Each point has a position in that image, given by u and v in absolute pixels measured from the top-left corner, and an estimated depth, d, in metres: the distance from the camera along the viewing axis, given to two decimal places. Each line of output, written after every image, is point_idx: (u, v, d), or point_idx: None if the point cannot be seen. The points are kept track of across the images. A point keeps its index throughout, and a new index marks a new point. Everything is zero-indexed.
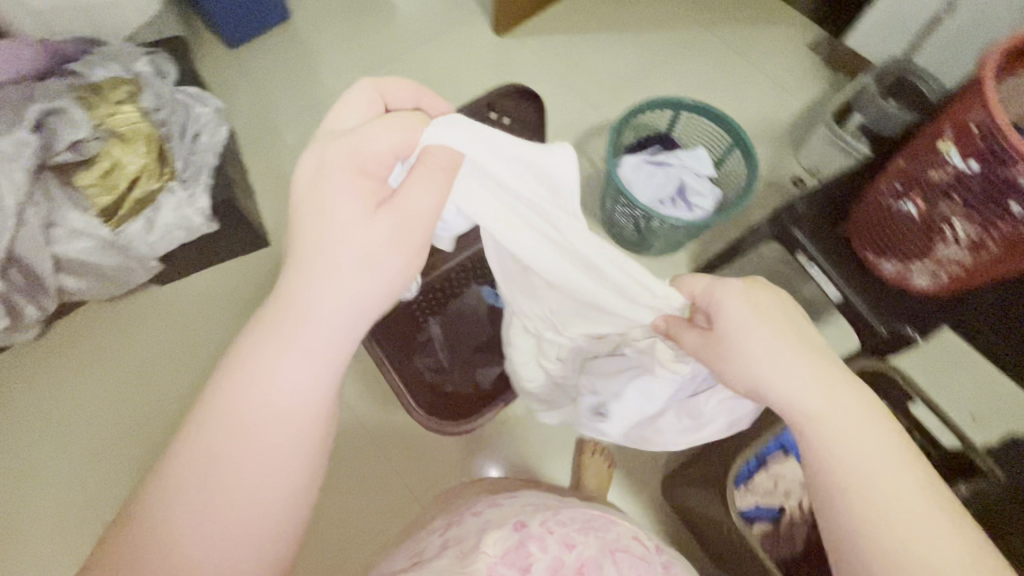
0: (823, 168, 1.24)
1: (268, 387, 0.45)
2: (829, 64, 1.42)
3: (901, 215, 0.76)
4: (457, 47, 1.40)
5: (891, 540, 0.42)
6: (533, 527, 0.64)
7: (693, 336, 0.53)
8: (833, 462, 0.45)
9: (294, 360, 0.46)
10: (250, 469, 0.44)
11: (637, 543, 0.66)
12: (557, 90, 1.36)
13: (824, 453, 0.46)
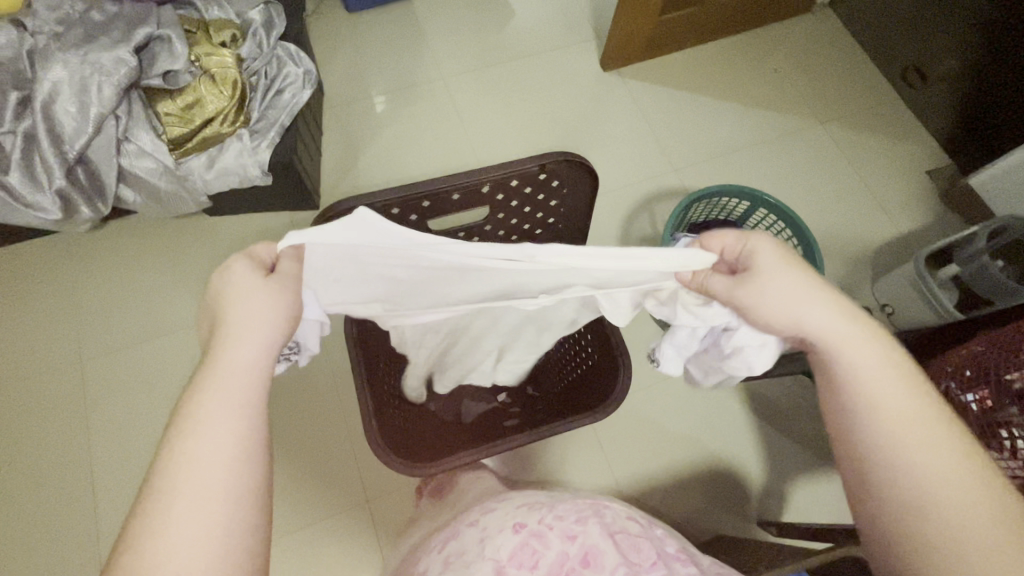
0: (897, 308, 1.13)
1: (202, 433, 0.39)
2: (943, 198, 1.29)
3: (959, 405, 0.68)
4: (560, 69, 1.38)
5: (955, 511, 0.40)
6: (530, 523, 0.56)
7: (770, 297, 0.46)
8: (869, 408, 0.44)
9: (227, 394, 0.40)
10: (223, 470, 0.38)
11: (635, 520, 0.58)
12: (643, 141, 1.31)
13: (860, 395, 0.45)
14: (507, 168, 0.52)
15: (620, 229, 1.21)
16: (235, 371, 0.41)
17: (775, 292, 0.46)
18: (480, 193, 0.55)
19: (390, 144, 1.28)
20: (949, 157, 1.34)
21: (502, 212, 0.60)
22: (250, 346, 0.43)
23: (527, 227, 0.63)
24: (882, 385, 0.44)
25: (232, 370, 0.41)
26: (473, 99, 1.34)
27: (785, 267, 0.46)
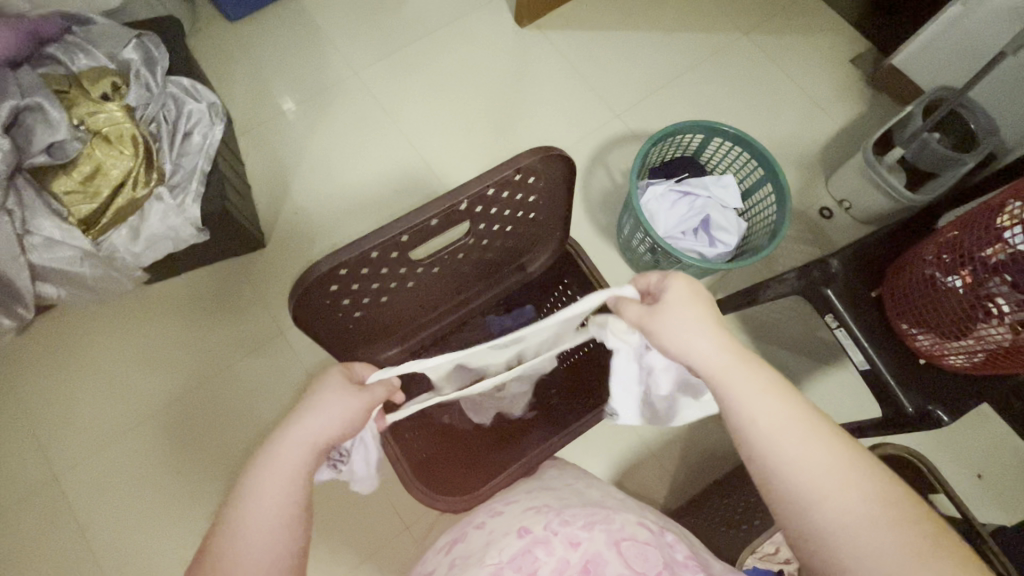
0: (854, 202, 1.17)
1: (247, 517, 0.42)
2: (872, 83, 1.33)
3: (944, 289, 0.71)
4: (476, 34, 1.30)
5: (835, 528, 0.42)
6: (536, 528, 0.56)
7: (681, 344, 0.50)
8: (766, 431, 0.44)
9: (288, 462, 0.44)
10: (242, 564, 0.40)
11: (643, 528, 0.57)
12: (580, 92, 1.27)
13: (759, 428, 0.45)
14: (484, 179, 0.49)
15: (580, 189, 1.19)
16: (287, 452, 0.45)
17: (680, 326, 0.49)
18: (458, 213, 0.51)
19: (319, 158, 1.19)
20: (869, 40, 1.37)
21: (482, 223, 0.56)
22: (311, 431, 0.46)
23: (509, 232, 0.60)
24: (761, 403, 0.45)
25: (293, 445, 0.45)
26: (393, 88, 1.25)
27: (693, 310, 0.50)
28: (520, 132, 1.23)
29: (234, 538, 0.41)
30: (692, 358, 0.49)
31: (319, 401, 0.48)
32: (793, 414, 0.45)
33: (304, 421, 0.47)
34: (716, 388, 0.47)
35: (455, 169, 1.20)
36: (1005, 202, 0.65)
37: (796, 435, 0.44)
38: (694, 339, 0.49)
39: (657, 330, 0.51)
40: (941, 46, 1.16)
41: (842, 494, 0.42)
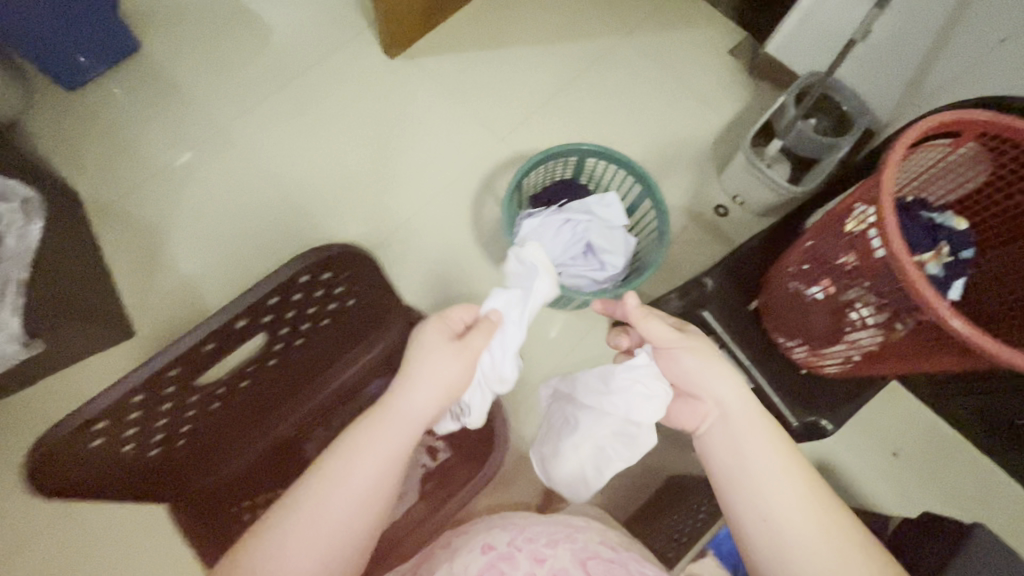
0: (746, 196, 1.16)
1: (333, 488, 0.54)
2: (753, 71, 1.32)
3: (808, 299, 0.69)
4: (343, 71, 1.24)
5: (783, 514, 0.57)
6: (500, 544, 0.62)
7: (689, 364, 0.65)
8: (753, 449, 0.60)
9: (371, 453, 0.56)
10: (337, 513, 0.53)
11: (602, 546, 0.64)
12: (460, 119, 1.23)
13: (756, 447, 0.60)
14: (273, 284, 0.68)
15: (470, 221, 1.15)
16: (390, 442, 0.57)
17: (706, 373, 0.64)
18: (260, 309, 0.70)
19: (186, 231, 1.10)
20: (745, 27, 1.36)
21: (289, 310, 0.72)
22: (413, 409, 0.60)
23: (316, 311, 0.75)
24: (754, 433, 0.61)
25: (376, 443, 0.56)
26: (258, 143, 1.17)
27: (694, 348, 0.66)
28: (401, 169, 1.18)
29: (322, 496, 0.54)
30: (710, 393, 0.64)
31: (421, 374, 0.61)
32: (778, 447, 0.60)
33: (411, 397, 0.60)
34: (724, 419, 0.63)
35: (336, 218, 1.14)
36: (842, 215, 0.63)
37: (753, 456, 0.60)
38: (716, 383, 0.64)
39: (670, 353, 0.67)
40: (807, 30, 1.17)
41: (800, 491, 0.58)
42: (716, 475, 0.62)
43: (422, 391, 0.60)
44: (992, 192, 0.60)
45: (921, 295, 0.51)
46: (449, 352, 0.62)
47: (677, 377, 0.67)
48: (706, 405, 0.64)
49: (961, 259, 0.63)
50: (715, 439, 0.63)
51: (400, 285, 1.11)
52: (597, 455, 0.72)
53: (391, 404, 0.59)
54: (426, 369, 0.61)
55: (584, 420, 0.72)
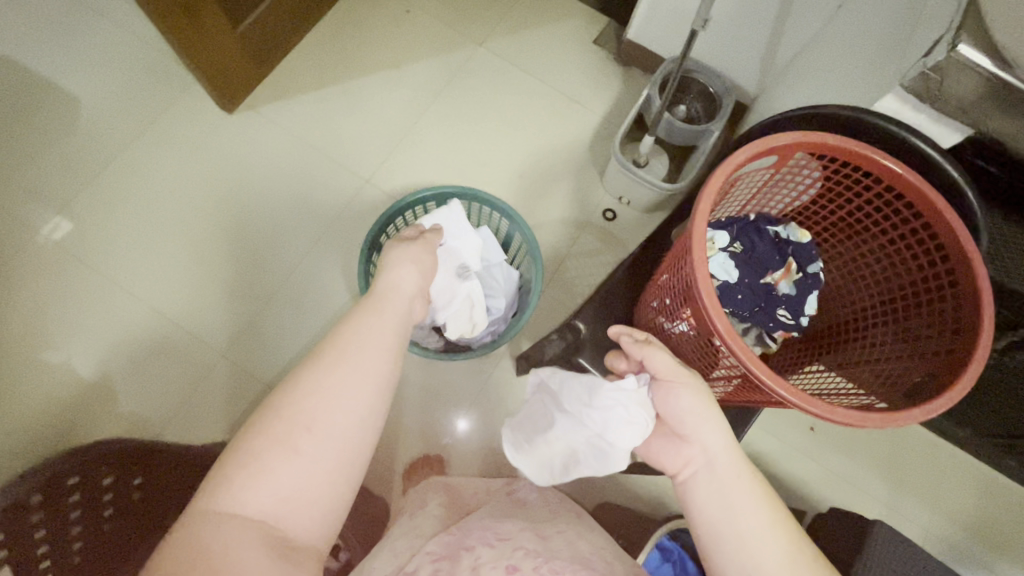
0: (630, 197, 1.11)
1: (290, 442, 0.45)
2: (620, 59, 1.26)
3: (668, 336, 0.66)
4: (177, 136, 1.15)
5: None
6: (524, 567, 0.56)
7: (684, 399, 0.53)
8: (742, 498, 0.47)
9: (367, 358, 0.50)
10: (294, 466, 0.44)
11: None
12: (318, 166, 1.14)
13: (744, 494, 0.48)
14: None
15: (345, 277, 1.07)
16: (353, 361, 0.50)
17: (692, 411, 0.52)
18: None
19: (33, 339, 1.02)
20: (606, 13, 1.29)
21: None
22: (375, 355, 0.51)
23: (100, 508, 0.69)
24: (739, 482, 0.48)
25: (365, 342, 0.51)
26: (101, 229, 1.09)
27: (693, 382, 0.53)
28: (261, 234, 1.10)
29: (289, 441, 0.45)
30: (691, 431, 0.51)
31: (367, 342, 0.52)
32: (761, 498, 0.48)
33: (367, 327, 0.53)
34: (706, 468, 0.50)
35: (195, 301, 1.06)
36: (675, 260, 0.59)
37: (740, 508, 0.47)
38: (704, 424, 0.51)
39: (665, 385, 0.54)
40: (658, 14, 1.12)
41: (797, 560, 0.45)
42: (698, 533, 0.48)
43: (400, 279, 0.60)
44: (824, 202, 0.59)
45: (735, 343, 0.48)
46: (410, 260, 0.62)
47: (667, 413, 0.54)
48: (683, 449, 0.52)
49: (810, 273, 0.61)
50: (696, 487, 0.50)
51: (278, 359, 1.03)
52: (562, 459, 0.61)
53: (373, 307, 0.55)
54: (401, 270, 0.61)
55: (560, 434, 0.60)
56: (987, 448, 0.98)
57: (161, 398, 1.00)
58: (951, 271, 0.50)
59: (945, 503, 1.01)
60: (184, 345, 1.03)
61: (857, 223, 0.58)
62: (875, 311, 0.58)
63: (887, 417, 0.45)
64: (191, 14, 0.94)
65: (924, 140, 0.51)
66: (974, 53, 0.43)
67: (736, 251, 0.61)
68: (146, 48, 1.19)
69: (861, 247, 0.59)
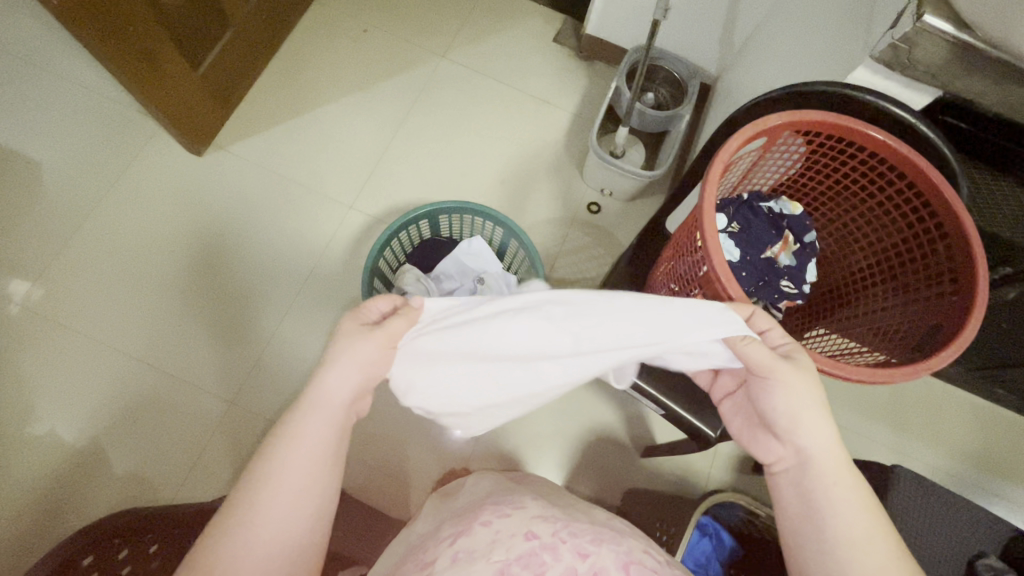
0: (612, 188, 1.13)
1: (265, 507, 0.42)
2: (583, 54, 1.28)
3: None
4: (148, 183, 1.12)
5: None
6: (543, 533, 0.47)
7: (781, 395, 0.48)
8: (839, 503, 0.45)
9: (302, 460, 0.44)
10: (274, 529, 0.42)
11: (650, 556, 0.49)
12: (299, 197, 1.13)
13: (844, 499, 0.45)
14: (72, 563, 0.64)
15: (343, 304, 1.07)
16: (321, 410, 0.46)
17: (798, 409, 0.47)
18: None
19: (23, 411, 0.98)
20: (563, 11, 1.31)
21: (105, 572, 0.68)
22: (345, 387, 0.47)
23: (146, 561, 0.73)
24: (845, 489, 0.45)
25: (300, 451, 0.44)
26: (81, 291, 1.05)
27: (807, 382, 0.47)
28: (250, 272, 1.08)
29: (263, 503, 0.42)
30: (797, 432, 0.47)
31: (355, 371, 0.48)
32: (864, 506, 0.45)
33: (349, 359, 0.47)
34: (806, 471, 0.47)
35: (191, 349, 1.03)
36: (680, 246, 0.61)
37: (836, 501, 0.45)
38: (810, 424, 0.47)
39: (766, 376, 0.48)
40: (616, 7, 1.14)
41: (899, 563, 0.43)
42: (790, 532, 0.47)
43: (334, 382, 0.47)
44: (811, 174, 0.63)
45: (756, 321, 0.49)
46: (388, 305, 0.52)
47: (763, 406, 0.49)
48: (781, 446, 0.49)
49: (806, 243, 0.64)
50: (792, 486, 0.48)
51: (284, 395, 1.02)
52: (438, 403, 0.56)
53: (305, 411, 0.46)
54: (337, 369, 0.47)
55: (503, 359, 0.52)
56: (976, 382, 1.04)
57: (168, 452, 0.98)
58: (939, 224, 0.54)
59: (946, 439, 1.07)
60: (186, 395, 1.01)
61: (845, 189, 0.61)
62: (871, 268, 0.62)
63: (907, 370, 0.47)
64: (152, 59, 0.92)
65: (899, 107, 0.54)
66: (939, 21, 0.47)
67: (734, 230, 0.63)
68: (103, 99, 1.16)
69: (851, 212, 0.62)
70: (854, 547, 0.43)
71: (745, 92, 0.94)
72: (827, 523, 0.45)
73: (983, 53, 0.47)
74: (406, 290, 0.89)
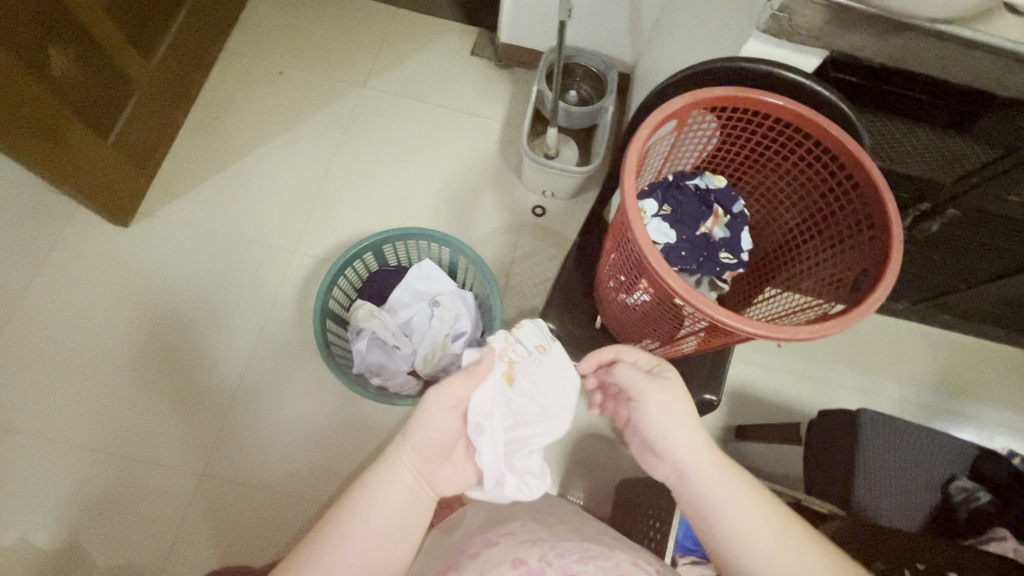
0: (553, 189, 1.14)
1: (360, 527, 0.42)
2: (503, 62, 1.29)
3: (627, 312, 0.68)
4: (77, 264, 1.07)
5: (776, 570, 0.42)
6: (531, 557, 0.47)
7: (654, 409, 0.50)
8: (738, 512, 0.44)
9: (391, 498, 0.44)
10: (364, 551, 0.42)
11: (639, 568, 0.48)
12: (241, 249, 1.10)
13: (730, 506, 0.45)
14: None
15: (305, 351, 1.04)
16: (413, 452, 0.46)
17: (663, 417, 0.50)
18: None
19: None
20: (477, 24, 1.32)
21: None
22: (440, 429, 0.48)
23: None
24: (733, 492, 0.45)
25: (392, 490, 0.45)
26: (23, 391, 0.99)
27: (675, 401, 0.50)
28: (202, 335, 1.04)
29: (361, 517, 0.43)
30: (675, 449, 0.48)
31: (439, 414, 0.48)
32: (747, 493, 0.45)
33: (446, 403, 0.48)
34: (686, 480, 0.48)
35: (152, 426, 0.99)
36: (617, 238, 0.62)
37: (715, 499, 0.45)
38: (680, 434, 0.49)
39: (643, 410, 0.51)
40: (525, 12, 1.16)
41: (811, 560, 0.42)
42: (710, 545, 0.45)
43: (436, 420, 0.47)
44: (727, 148, 0.65)
45: (696, 301, 0.50)
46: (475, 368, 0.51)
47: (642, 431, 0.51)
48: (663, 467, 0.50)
49: (736, 213, 0.66)
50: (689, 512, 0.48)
51: (258, 456, 0.98)
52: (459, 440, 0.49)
53: (380, 479, 0.45)
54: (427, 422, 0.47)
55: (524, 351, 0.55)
56: (924, 312, 1.10)
57: (144, 539, 0.93)
58: (849, 174, 0.56)
59: (908, 371, 1.11)
60: (154, 475, 0.96)
61: (761, 156, 0.64)
62: (800, 228, 0.64)
63: (842, 320, 0.49)
64: (57, 136, 0.88)
65: (793, 71, 0.57)
66: None
67: (666, 213, 0.64)
68: (14, 184, 1.10)
69: (772, 177, 0.64)
70: (726, 507, 0.45)
71: (660, 76, 0.96)
72: (717, 517, 0.45)
73: (854, 10, 0.50)
74: (360, 330, 0.89)
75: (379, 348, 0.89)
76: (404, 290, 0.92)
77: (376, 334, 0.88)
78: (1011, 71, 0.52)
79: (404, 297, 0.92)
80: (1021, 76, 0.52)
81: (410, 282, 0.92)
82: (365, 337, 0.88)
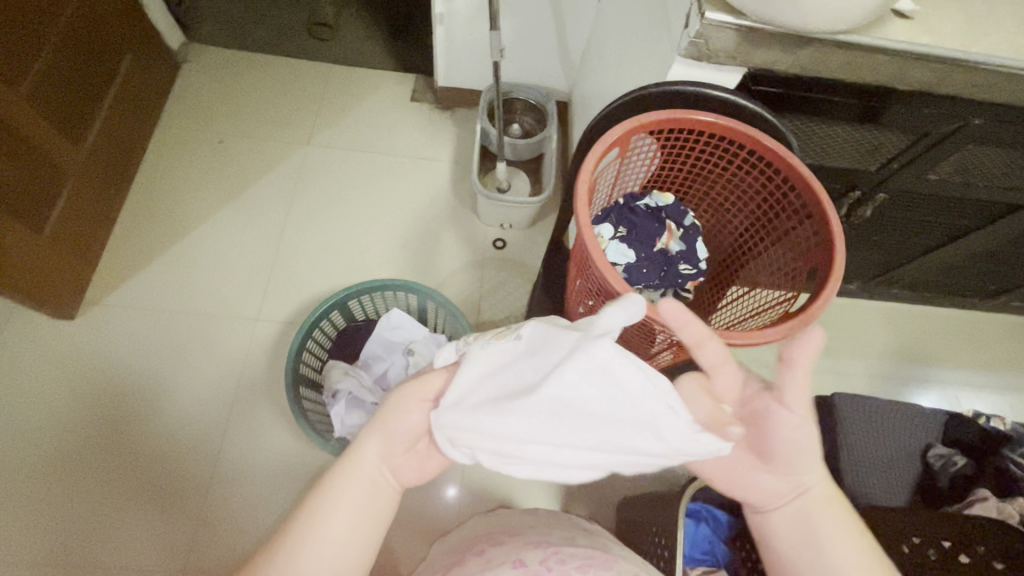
0: (510, 220, 1.16)
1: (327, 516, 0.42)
2: (444, 104, 1.31)
3: None
4: (21, 367, 1.00)
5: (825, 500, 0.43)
6: (532, 560, 0.47)
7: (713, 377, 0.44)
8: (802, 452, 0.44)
9: (356, 490, 0.44)
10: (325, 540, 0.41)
11: None
12: (199, 325, 1.06)
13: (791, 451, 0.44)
14: None
15: (280, 420, 1.00)
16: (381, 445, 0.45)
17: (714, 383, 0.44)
18: None
19: None
20: (413, 71, 1.35)
21: None
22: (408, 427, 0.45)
23: None
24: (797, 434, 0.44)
25: (360, 479, 0.44)
26: None
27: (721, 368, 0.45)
28: (167, 421, 0.99)
29: (327, 507, 0.42)
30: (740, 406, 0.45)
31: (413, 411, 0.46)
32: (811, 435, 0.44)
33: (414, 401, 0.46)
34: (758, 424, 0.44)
35: (122, 529, 0.92)
36: (579, 266, 0.63)
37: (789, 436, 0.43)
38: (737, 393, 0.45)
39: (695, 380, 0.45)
40: (458, 55, 1.19)
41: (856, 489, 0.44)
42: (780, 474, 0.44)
43: (407, 416, 0.46)
44: (670, 165, 0.67)
45: (665, 319, 0.51)
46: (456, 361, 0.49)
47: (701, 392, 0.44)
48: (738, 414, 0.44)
49: (688, 226, 0.68)
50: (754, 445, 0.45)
51: (243, 541, 0.92)
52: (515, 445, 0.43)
53: (337, 475, 0.44)
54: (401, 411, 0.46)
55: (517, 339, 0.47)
56: (874, 289, 1.16)
57: None
58: (785, 177, 0.59)
59: (870, 346, 1.17)
60: None
61: (702, 169, 0.67)
62: (750, 229, 0.67)
63: (802, 318, 0.51)
64: None
65: (718, 89, 0.60)
66: (719, 15, 0.53)
67: (623, 234, 0.66)
68: None
69: (715, 187, 0.68)
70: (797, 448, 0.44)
71: (596, 103, 1.01)
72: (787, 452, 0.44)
73: (763, 30, 0.54)
74: (337, 394, 0.86)
75: (359, 409, 0.85)
76: (375, 346, 0.91)
77: (353, 396, 0.85)
78: (909, 67, 0.57)
79: (376, 352, 0.91)
80: (917, 70, 0.57)
81: (380, 337, 0.91)
82: (342, 400, 0.85)
